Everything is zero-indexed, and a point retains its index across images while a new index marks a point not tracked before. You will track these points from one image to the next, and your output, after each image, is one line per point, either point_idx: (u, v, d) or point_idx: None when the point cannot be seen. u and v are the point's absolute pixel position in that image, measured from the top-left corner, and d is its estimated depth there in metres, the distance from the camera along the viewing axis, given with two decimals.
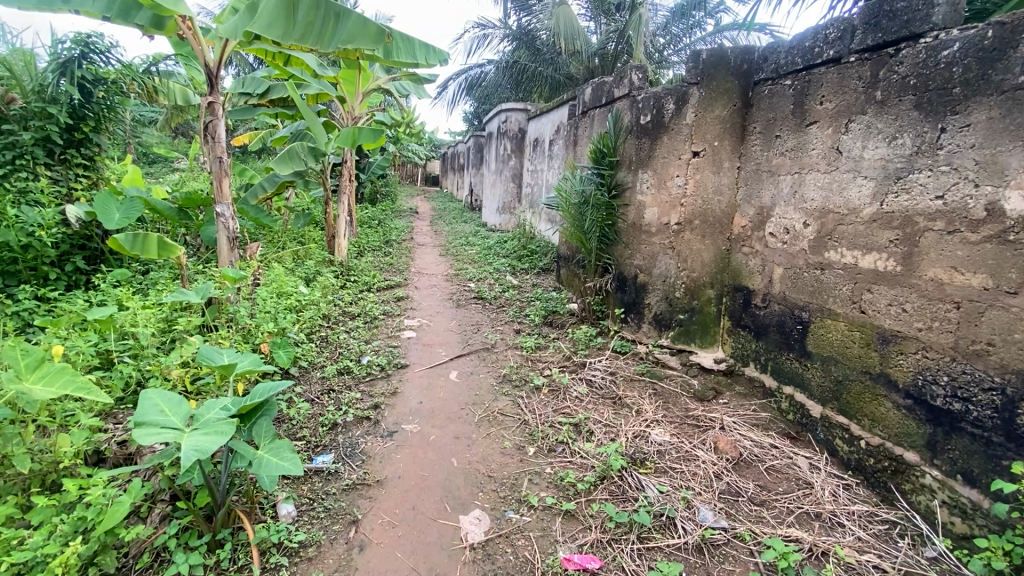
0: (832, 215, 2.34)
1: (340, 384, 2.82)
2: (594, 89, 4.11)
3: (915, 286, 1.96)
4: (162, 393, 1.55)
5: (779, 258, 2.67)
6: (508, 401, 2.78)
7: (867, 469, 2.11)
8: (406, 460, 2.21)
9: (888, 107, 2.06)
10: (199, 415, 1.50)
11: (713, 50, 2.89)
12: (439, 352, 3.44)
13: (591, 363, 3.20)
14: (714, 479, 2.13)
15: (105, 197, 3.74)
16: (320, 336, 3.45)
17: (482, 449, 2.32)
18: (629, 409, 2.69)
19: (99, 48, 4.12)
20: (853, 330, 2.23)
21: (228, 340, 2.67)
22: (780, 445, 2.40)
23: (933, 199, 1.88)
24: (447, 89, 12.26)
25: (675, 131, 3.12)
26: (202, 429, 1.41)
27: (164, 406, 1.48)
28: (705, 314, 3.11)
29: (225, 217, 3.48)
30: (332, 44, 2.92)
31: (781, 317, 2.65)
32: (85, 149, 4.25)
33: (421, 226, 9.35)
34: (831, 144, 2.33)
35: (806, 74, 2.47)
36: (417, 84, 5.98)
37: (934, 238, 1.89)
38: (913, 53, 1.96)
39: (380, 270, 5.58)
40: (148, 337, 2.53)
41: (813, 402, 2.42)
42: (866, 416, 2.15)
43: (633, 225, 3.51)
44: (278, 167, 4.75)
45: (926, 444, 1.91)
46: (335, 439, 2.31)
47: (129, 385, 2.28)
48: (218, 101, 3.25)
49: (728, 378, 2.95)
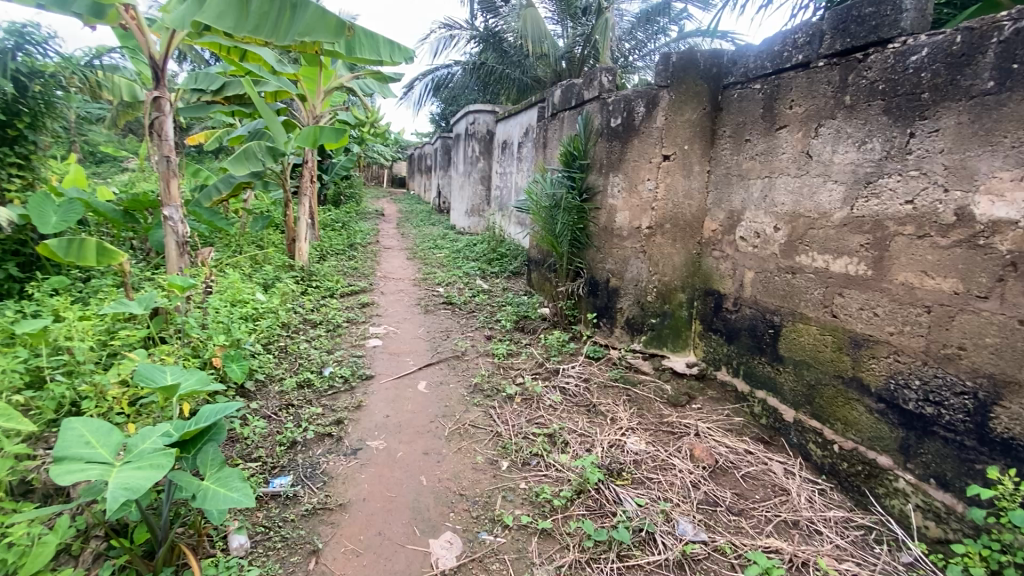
0: (802, 219, 2.34)
1: (299, 398, 2.66)
2: (564, 91, 4.06)
3: (885, 290, 1.97)
4: (87, 421, 1.33)
5: (750, 261, 2.66)
6: (479, 412, 2.68)
7: (840, 473, 2.10)
8: (371, 481, 2.07)
9: (858, 111, 2.07)
10: (133, 446, 1.28)
11: (682, 54, 2.89)
12: (407, 361, 3.31)
13: (564, 370, 3.12)
14: (692, 489, 2.08)
15: (42, 199, 3.44)
16: (279, 346, 3.27)
17: (453, 465, 2.20)
18: (603, 417, 2.63)
19: (36, 39, 3.84)
20: (825, 334, 2.23)
21: (174, 355, 2.46)
22: (755, 450, 2.37)
23: (904, 203, 1.89)
24: (413, 90, 12.13)
25: (646, 134, 3.10)
26: (134, 464, 1.20)
27: (92, 437, 1.27)
28: (676, 319, 3.09)
29: (174, 221, 3.22)
30: (288, 36, 2.73)
31: (752, 321, 2.64)
32: (19, 147, 3.87)
33: (387, 229, 9.14)
34: (800, 148, 2.34)
35: (776, 78, 2.47)
36: (382, 84, 5.77)
37: (904, 242, 1.89)
38: (882, 58, 1.97)
39: (343, 275, 5.37)
40: (85, 352, 2.32)
41: (785, 406, 2.41)
42: (839, 420, 2.15)
43: (605, 229, 3.47)
44: (233, 168, 4.49)
45: (898, 448, 1.91)
46: (294, 459, 2.16)
47: (61, 407, 2.07)
48: (164, 96, 3.03)
49: (700, 383, 2.92)
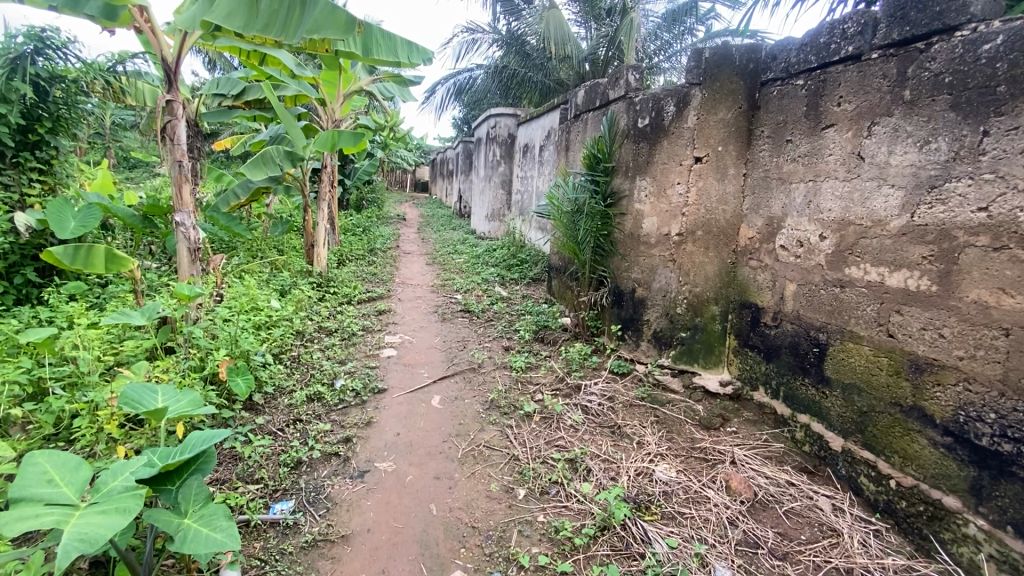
0: (853, 227, 2.12)
1: (308, 412, 2.54)
2: (587, 92, 3.89)
3: (954, 309, 1.74)
4: (54, 453, 1.26)
5: (792, 272, 2.44)
6: (495, 432, 2.51)
7: (898, 513, 1.87)
8: (378, 509, 1.92)
9: (919, 107, 1.84)
10: (102, 481, 1.22)
11: (716, 49, 2.69)
12: (422, 373, 3.17)
13: (586, 387, 2.94)
14: (729, 527, 1.87)
15: (60, 204, 3.42)
16: (291, 355, 3.17)
17: (465, 493, 2.04)
18: (629, 441, 2.43)
19: (56, 43, 3.77)
20: (879, 355, 2.00)
21: (176, 369, 2.35)
22: (798, 482, 2.14)
23: (976, 210, 1.66)
24: (435, 94, 12.10)
25: (676, 135, 2.90)
26: (99, 507, 1.12)
27: (55, 473, 1.20)
28: (708, 332, 2.88)
29: (186, 226, 3.14)
30: (298, 33, 2.57)
31: (794, 338, 2.42)
32: (40, 152, 3.91)
33: (407, 234, 9.08)
34: (851, 149, 2.12)
35: (821, 72, 2.26)
36: (402, 88, 5.68)
37: (977, 255, 1.67)
38: (947, 48, 1.75)
39: (361, 281, 5.28)
40: (89, 364, 2.25)
41: (832, 433, 2.19)
42: (897, 452, 1.91)
43: (630, 236, 3.28)
44: (251, 173, 4.44)
45: (969, 489, 1.68)
46: (297, 482, 2.03)
47: (59, 422, 1.98)
48: (177, 100, 2.96)
49: (735, 403, 2.70)
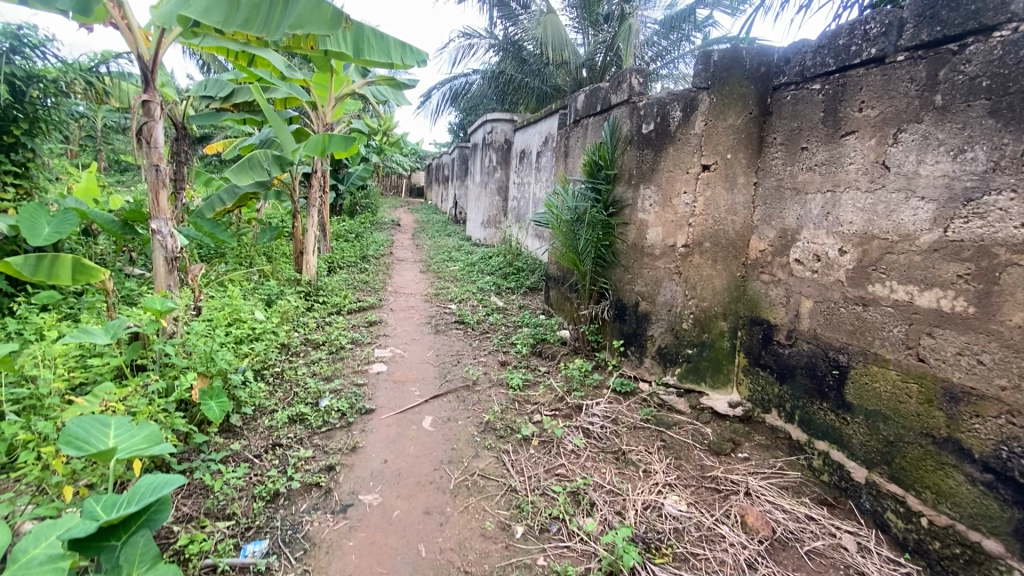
0: (876, 241, 1.98)
1: (289, 436, 2.36)
2: (587, 96, 3.75)
3: (994, 334, 1.59)
4: None
5: (808, 288, 2.29)
6: (490, 458, 2.33)
7: (930, 554, 1.71)
8: (360, 551, 1.74)
9: (952, 114, 1.70)
10: (21, 551, 1.16)
11: (725, 52, 2.55)
12: (413, 391, 2.98)
13: (588, 408, 2.77)
14: (747, 571, 1.70)
15: (33, 209, 3.22)
16: (273, 371, 2.99)
17: (457, 530, 1.86)
18: (634, 469, 2.26)
19: (33, 41, 3.59)
20: (908, 381, 1.85)
21: (145, 391, 2.16)
22: (819, 516, 1.97)
23: (1020, 225, 1.52)
24: (430, 99, 11.96)
25: (682, 142, 2.75)
26: None
27: None
28: (716, 350, 2.72)
29: (163, 235, 2.95)
30: (280, 29, 2.44)
31: (811, 359, 2.27)
32: (16, 154, 3.67)
33: (402, 240, 8.89)
34: (874, 158, 1.98)
35: (840, 76, 2.12)
36: (395, 91, 5.54)
37: (1021, 275, 1.52)
38: (984, 50, 1.61)
39: (352, 290, 5.10)
40: (49, 384, 2.05)
41: (855, 463, 2.03)
42: (929, 488, 1.75)
43: (633, 246, 3.12)
44: (236, 177, 4.25)
45: (1013, 532, 1.52)
46: (273, 518, 1.85)
47: (11, 454, 1.79)
48: (154, 100, 2.77)
49: (746, 426, 2.54)
